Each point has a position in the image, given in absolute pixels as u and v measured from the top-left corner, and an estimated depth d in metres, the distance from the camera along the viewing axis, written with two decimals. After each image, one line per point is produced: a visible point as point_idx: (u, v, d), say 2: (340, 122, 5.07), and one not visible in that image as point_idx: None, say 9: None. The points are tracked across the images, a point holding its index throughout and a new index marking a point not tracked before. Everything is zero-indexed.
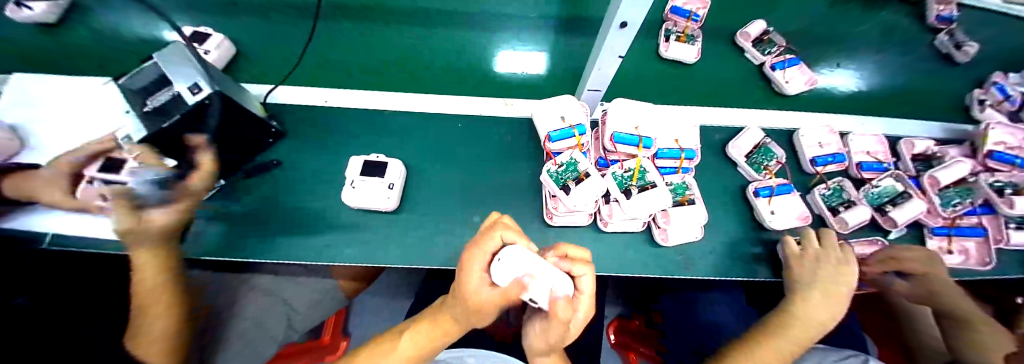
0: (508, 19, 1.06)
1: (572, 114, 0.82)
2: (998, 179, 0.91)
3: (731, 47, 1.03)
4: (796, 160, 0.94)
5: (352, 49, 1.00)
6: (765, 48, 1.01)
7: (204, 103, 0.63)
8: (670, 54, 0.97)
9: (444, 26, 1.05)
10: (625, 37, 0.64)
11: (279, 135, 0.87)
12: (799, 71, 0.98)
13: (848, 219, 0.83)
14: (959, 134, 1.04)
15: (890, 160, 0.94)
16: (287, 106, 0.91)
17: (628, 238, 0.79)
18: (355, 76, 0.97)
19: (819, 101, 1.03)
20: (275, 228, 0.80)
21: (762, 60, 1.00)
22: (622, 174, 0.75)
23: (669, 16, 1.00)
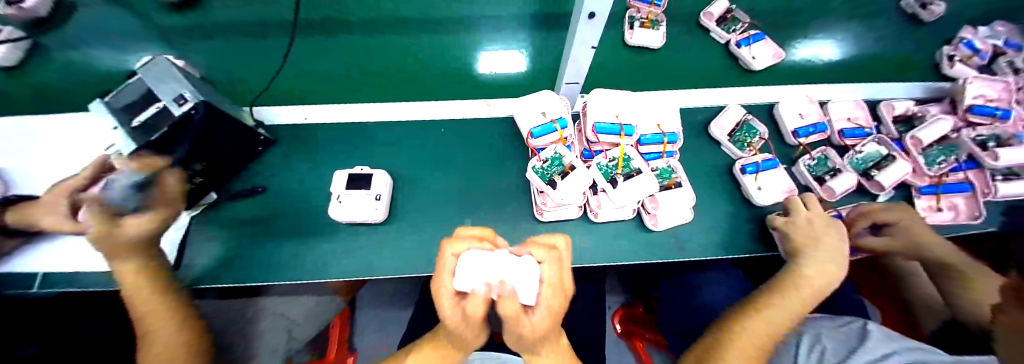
0: (489, 17, 1.01)
1: (552, 108, 0.82)
2: (981, 133, 0.92)
3: (696, 30, 0.99)
4: (779, 133, 0.95)
5: (352, 51, 0.99)
6: (729, 26, 0.97)
7: (192, 115, 0.64)
8: (634, 41, 0.94)
9: (430, 23, 1.00)
10: (595, 28, 0.64)
11: (268, 143, 0.87)
12: (765, 46, 0.95)
13: (835, 187, 0.84)
14: (940, 92, 1.06)
15: (872, 125, 0.95)
16: (281, 126, 0.91)
17: (619, 227, 0.79)
18: (355, 77, 0.97)
19: (798, 72, 1.05)
20: (264, 251, 0.79)
21: (728, 38, 0.96)
22: (607, 163, 0.75)
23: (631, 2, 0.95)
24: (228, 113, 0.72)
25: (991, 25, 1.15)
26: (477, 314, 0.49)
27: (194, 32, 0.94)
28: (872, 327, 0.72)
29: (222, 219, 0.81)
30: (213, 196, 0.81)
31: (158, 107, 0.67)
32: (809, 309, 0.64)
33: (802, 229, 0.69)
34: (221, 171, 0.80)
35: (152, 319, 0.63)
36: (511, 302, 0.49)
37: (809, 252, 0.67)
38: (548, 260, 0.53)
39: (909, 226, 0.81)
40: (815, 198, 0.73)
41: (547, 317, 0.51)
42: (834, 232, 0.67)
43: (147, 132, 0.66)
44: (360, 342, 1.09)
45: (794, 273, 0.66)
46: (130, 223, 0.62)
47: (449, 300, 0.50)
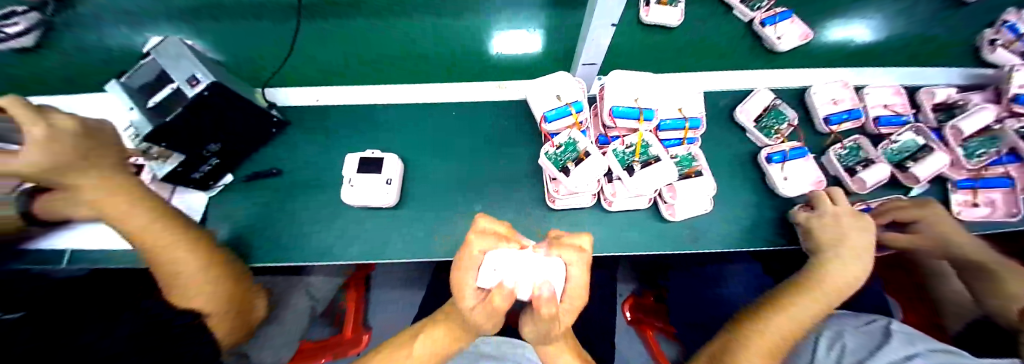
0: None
1: (567, 91, 0.79)
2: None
3: (717, 6, 0.91)
4: (809, 120, 0.89)
5: (350, 39, 0.95)
6: (754, 3, 0.88)
7: (203, 95, 0.63)
8: (650, 19, 0.86)
9: (439, 7, 0.96)
10: (617, 4, 0.60)
11: (282, 125, 0.87)
12: (793, 25, 0.86)
13: (867, 178, 0.79)
14: (986, 78, 0.98)
15: (909, 112, 0.90)
16: (294, 107, 0.90)
17: (634, 217, 0.77)
18: (354, 66, 0.94)
19: (827, 53, 0.98)
20: (278, 232, 0.80)
21: (751, 16, 0.88)
22: (624, 150, 0.72)
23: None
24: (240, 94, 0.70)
25: None
26: (501, 306, 0.49)
27: (202, 12, 0.91)
28: (897, 327, 0.69)
29: (239, 200, 0.82)
30: (230, 177, 0.83)
31: (172, 88, 0.66)
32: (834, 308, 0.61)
33: (830, 226, 0.65)
34: (233, 152, 0.80)
35: (173, 255, 0.60)
36: (546, 302, 0.46)
37: (836, 249, 0.63)
38: (578, 263, 0.50)
39: (942, 224, 0.76)
40: (843, 194, 0.67)
41: (568, 311, 0.51)
42: (864, 226, 0.63)
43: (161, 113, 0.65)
44: (376, 322, 1.11)
45: (818, 272, 0.63)
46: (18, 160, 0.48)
47: (473, 293, 0.51)
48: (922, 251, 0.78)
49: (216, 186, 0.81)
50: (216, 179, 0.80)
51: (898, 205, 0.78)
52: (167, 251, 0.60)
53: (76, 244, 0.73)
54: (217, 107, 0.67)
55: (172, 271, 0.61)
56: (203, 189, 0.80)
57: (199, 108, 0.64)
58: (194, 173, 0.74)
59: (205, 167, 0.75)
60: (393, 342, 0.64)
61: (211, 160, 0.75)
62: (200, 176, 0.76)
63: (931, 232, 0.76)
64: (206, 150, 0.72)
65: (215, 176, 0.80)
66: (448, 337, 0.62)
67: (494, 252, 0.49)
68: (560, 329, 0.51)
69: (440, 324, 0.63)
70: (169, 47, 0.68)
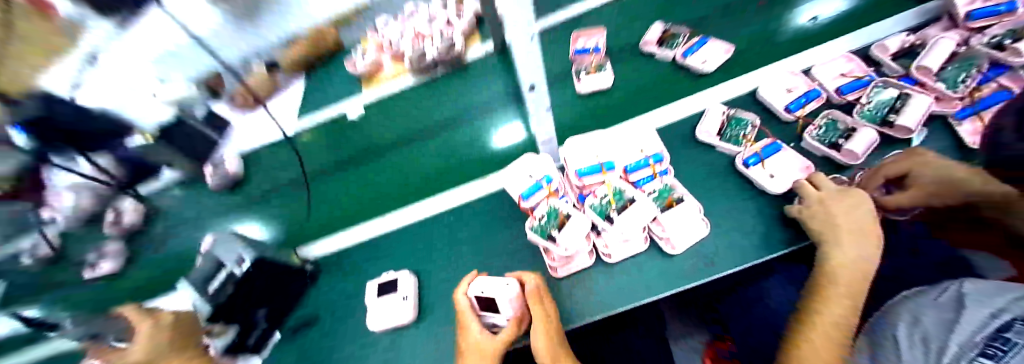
0: (481, 96, 1.12)
1: (536, 168, 0.87)
2: (992, 36, 0.90)
3: (641, 57, 1.03)
4: (771, 114, 0.92)
5: (354, 190, 1.12)
6: (671, 43, 0.99)
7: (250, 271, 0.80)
8: (584, 88, 0.97)
9: (436, 121, 1.14)
10: (541, 96, 0.75)
11: (314, 275, 1.02)
12: (711, 48, 0.97)
13: (856, 148, 0.78)
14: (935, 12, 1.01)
15: (869, 73, 0.92)
16: (320, 255, 1.04)
17: (639, 260, 0.75)
18: (352, 207, 1.09)
19: (775, 49, 1.01)
20: None
21: (671, 54, 0.98)
22: (600, 202, 0.77)
23: (573, 58, 1.00)
24: (276, 259, 0.89)
25: None
26: (465, 306, 0.72)
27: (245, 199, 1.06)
28: (969, 288, 0.64)
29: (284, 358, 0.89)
30: (277, 335, 0.92)
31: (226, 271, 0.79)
32: (862, 287, 0.61)
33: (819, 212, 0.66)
34: (279, 312, 0.92)
35: None
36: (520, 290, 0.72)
37: (839, 230, 0.63)
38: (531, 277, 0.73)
39: (927, 164, 0.70)
40: (824, 178, 0.71)
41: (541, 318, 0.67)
42: (854, 200, 0.65)
43: (218, 292, 0.77)
44: None
45: (829, 259, 0.63)
46: (132, 352, 0.58)
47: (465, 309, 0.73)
48: (931, 204, 0.71)
49: (267, 347, 0.89)
50: (265, 341, 0.89)
51: (888, 161, 0.73)
52: None
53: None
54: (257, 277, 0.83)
55: None
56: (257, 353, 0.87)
57: (249, 278, 0.80)
58: (248, 341, 0.84)
59: (255, 333, 0.86)
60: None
61: (260, 325, 0.87)
62: (252, 342, 0.85)
63: (928, 178, 0.69)
64: (256, 316, 0.86)
65: (266, 337, 0.89)
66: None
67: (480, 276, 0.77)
68: (550, 323, 0.68)
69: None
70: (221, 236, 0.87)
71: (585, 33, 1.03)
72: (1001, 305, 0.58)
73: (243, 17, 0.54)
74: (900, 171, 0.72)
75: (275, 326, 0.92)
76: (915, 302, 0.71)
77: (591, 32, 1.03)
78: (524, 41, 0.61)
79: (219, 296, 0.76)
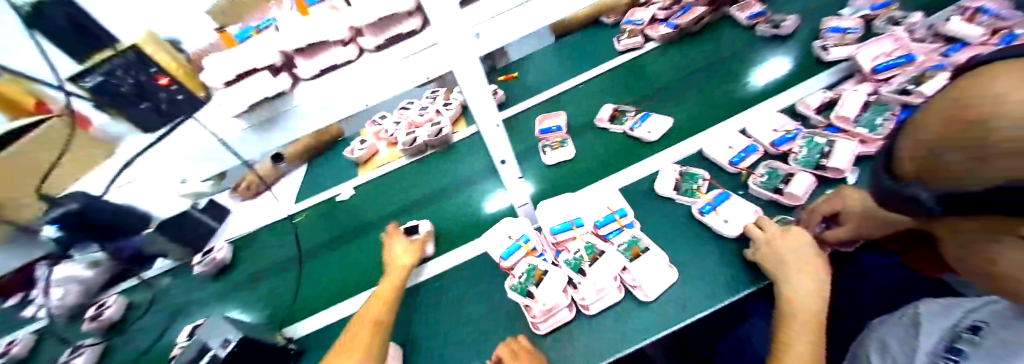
0: (472, 171, 1.33)
1: (514, 230, 0.95)
2: (898, 84, 1.08)
3: (598, 131, 1.28)
4: (718, 167, 1.04)
5: (333, 278, 1.19)
6: (620, 120, 1.27)
7: (233, 351, 0.81)
8: (549, 158, 1.20)
9: (423, 198, 1.30)
10: (511, 168, 0.90)
11: (298, 353, 1.00)
12: (652, 122, 1.20)
13: (795, 191, 0.89)
14: (847, 70, 1.22)
15: (797, 126, 1.08)
16: (308, 332, 1.06)
17: (619, 309, 0.79)
18: (333, 285, 1.17)
19: (713, 115, 1.21)
20: None
21: (622, 128, 1.23)
22: (574, 257, 0.83)
23: (540, 137, 1.29)
24: (258, 339, 0.90)
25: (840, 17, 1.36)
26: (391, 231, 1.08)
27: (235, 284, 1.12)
28: (926, 317, 0.69)
29: None
30: None
31: (209, 354, 0.79)
32: (823, 320, 0.65)
33: (770, 255, 0.73)
34: None
35: None
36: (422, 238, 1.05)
37: (787, 268, 0.70)
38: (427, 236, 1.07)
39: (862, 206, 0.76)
40: (766, 220, 0.80)
41: None
42: (796, 240, 0.74)
43: None
44: None
45: (787, 296, 0.69)
46: None
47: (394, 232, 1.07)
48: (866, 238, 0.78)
49: None
50: None
51: (822, 200, 0.83)
52: None
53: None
54: (239, 359, 0.83)
55: None
56: None
57: (232, 359, 0.81)
58: None
59: None
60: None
61: None
62: None
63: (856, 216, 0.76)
64: None
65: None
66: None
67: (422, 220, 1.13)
68: None
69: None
70: (211, 324, 0.88)
71: (549, 116, 1.35)
72: (953, 322, 0.63)
73: (263, 126, 0.63)
74: (831, 210, 0.81)
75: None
76: (888, 333, 0.74)
77: (555, 115, 1.35)
78: (491, 126, 0.77)
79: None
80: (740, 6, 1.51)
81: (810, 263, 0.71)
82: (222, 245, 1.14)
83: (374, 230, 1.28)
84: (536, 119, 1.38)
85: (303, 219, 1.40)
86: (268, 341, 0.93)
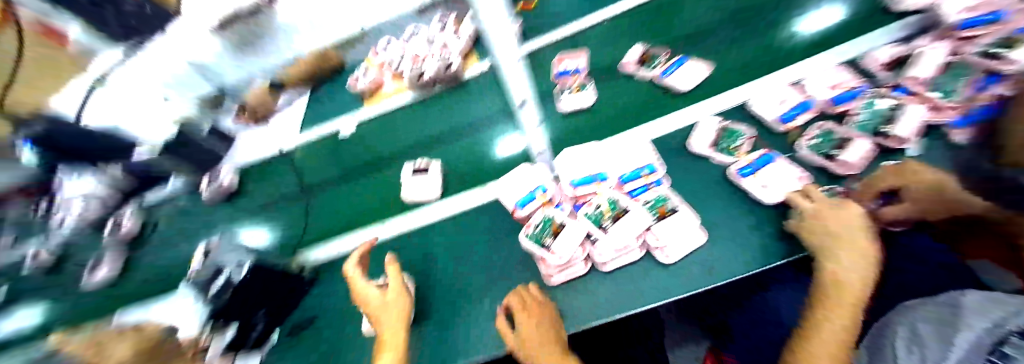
0: (477, 110, 1.25)
1: (530, 179, 0.88)
2: (985, 45, 0.89)
3: (622, 77, 1.17)
4: (763, 126, 0.92)
5: (342, 212, 1.16)
6: (651, 63, 1.13)
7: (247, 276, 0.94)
8: (565, 105, 1.10)
9: (431, 138, 1.24)
10: None
11: (312, 282, 1.01)
12: (685, 69, 1.07)
13: (850, 159, 0.78)
14: (930, 21, 0.99)
15: (861, 84, 0.93)
16: (319, 259, 1.06)
17: (637, 268, 0.73)
18: (343, 216, 1.15)
19: (760, 63, 1.05)
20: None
21: (650, 75, 1.10)
22: (595, 211, 0.78)
23: (558, 80, 1.18)
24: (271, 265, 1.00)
25: None
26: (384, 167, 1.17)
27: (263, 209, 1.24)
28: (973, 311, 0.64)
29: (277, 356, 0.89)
30: (274, 339, 0.90)
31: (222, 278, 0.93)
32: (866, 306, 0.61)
33: (815, 228, 0.68)
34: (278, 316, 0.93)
35: None
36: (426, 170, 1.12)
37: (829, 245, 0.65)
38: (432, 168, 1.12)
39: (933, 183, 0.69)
40: (818, 192, 0.73)
41: (530, 320, 0.71)
42: (847, 215, 0.67)
43: (218, 294, 0.91)
44: None
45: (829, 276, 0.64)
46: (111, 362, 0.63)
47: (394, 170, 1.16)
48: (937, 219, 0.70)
49: (264, 347, 0.87)
50: (261, 344, 0.87)
51: (878, 177, 0.75)
52: None
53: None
54: (255, 283, 0.95)
55: None
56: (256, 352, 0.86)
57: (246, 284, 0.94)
58: (246, 339, 0.86)
59: (254, 333, 0.88)
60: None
61: (258, 327, 0.89)
62: (255, 338, 0.88)
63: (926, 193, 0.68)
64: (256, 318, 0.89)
65: (264, 335, 0.89)
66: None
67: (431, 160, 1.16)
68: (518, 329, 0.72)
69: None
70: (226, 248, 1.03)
71: (569, 56, 1.24)
72: (1001, 322, 0.58)
73: None
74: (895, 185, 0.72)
75: (276, 324, 0.92)
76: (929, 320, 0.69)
77: (575, 55, 1.23)
78: None
79: (220, 299, 0.90)
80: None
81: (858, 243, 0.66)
82: (230, 172, 1.32)
83: (383, 169, 1.23)
84: (554, 59, 1.26)
85: (303, 156, 1.34)
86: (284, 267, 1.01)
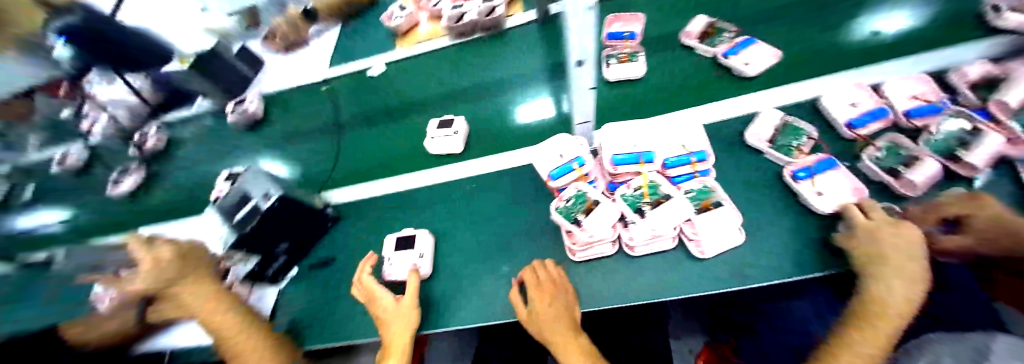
0: (514, 68, 1.20)
1: (568, 149, 0.83)
2: None
3: (679, 50, 1.09)
4: (829, 127, 0.84)
5: (374, 153, 1.17)
6: (712, 41, 1.05)
7: (274, 206, 0.90)
8: (612, 75, 1.04)
9: (465, 91, 1.22)
10: (588, 72, 0.66)
11: (335, 219, 1.06)
12: (753, 52, 0.98)
13: (915, 178, 0.68)
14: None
15: (943, 98, 0.78)
16: (341, 203, 1.09)
17: (665, 257, 0.73)
18: (375, 155, 1.17)
19: (836, 57, 0.95)
20: (339, 309, 0.90)
21: (713, 52, 1.03)
22: (633, 193, 0.74)
23: (608, 44, 1.12)
24: (296, 201, 0.96)
25: None
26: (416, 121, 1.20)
27: (297, 138, 1.28)
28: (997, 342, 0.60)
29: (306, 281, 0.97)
30: (294, 271, 0.99)
31: (250, 204, 0.87)
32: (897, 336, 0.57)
33: (866, 244, 0.61)
34: (299, 249, 1.00)
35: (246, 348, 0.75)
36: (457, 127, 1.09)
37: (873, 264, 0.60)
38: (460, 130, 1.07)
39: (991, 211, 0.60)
40: (876, 207, 0.66)
41: (539, 292, 0.73)
42: (907, 235, 0.60)
43: (243, 222, 0.86)
44: None
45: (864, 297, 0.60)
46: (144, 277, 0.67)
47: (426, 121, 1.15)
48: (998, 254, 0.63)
49: (281, 280, 0.97)
50: (282, 275, 0.96)
51: (947, 201, 0.65)
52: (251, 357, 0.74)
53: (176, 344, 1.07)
54: (280, 216, 0.91)
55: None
56: (274, 284, 0.96)
57: (271, 215, 0.89)
58: (268, 270, 0.93)
59: (276, 264, 0.94)
60: (389, 347, 0.72)
61: (280, 258, 0.95)
62: (272, 273, 0.94)
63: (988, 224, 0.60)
64: (278, 249, 0.94)
65: (283, 270, 0.97)
66: (398, 340, 0.72)
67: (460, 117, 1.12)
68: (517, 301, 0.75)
69: (394, 354, 0.72)
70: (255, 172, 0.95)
71: (623, 19, 1.16)
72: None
73: None
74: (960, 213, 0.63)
75: (294, 262, 0.99)
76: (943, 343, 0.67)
77: (630, 18, 1.15)
78: (578, 11, 0.53)
79: (245, 228, 0.86)
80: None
81: (913, 264, 0.58)
82: (255, 100, 1.35)
83: (412, 115, 1.23)
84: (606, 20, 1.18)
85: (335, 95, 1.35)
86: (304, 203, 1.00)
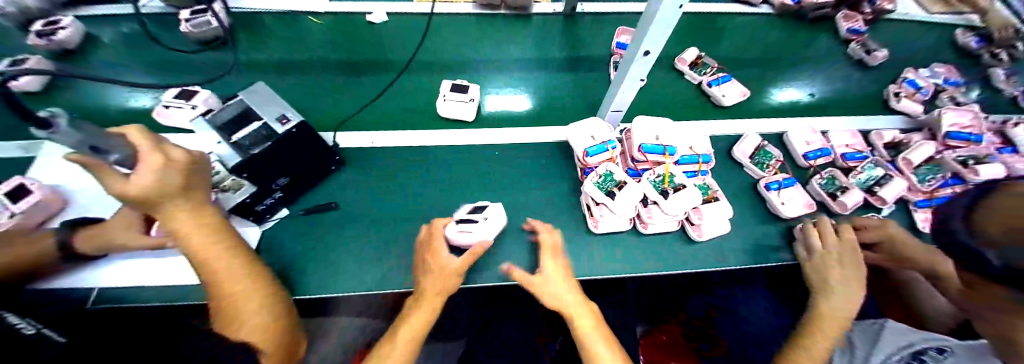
0: (531, 54, 1.28)
1: (599, 132, 0.91)
2: (960, 154, 0.98)
3: (673, 73, 1.25)
4: (790, 157, 1.07)
5: (385, 104, 1.12)
6: (700, 70, 1.22)
7: (292, 132, 0.78)
8: None
9: (479, 65, 1.25)
10: (646, 64, 0.76)
11: (340, 163, 0.95)
12: (732, 86, 1.17)
13: (847, 201, 0.92)
14: (915, 123, 1.18)
15: (867, 149, 1.04)
16: (348, 149, 1.01)
17: (670, 238, 0.87)
18: (384, 105, 1.12)
19: (795, 108, 1.21)
20: (342, 255, 0.84)
21: (699, 79, 1.21)
22: (655, 178, 0.85)
23: (614, 51, 1.27)
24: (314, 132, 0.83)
25: (932, 66, 1.31)
26: (430, 81, 1.20)
27: (289, 72, 1.18)
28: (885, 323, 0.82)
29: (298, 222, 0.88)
30: (284, 212, 0.87)
31: (258, 124, 0.78)
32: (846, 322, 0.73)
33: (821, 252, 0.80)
34: (297, 188, 0.87)
35: (234, 287, 0.63)
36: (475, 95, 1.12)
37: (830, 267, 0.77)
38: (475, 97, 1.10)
39: (898, 239, 0.85)
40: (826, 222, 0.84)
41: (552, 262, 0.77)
42: (845, 243, 0.79)
43: (246, 144, 0.77)
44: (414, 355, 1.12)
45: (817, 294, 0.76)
46: (140, 181, 0.55)
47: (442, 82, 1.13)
48: (896, 265, 0.86)
49: (269, 220, 0.85)
50: (271, 213, 0.85)
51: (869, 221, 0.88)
52: (241, 297, 0.63)
53: (106, 284, 0.82)
54: (300, 142, 0.81)
55: (236, 306, 0.63)
56: (256, 223, 0.83)
57: (288, 139, 0.78)
58: (259, 205, 0.81)
59: (269, 200, 0.81)
60: (422, 293, 0.73)
61: (276, 194, 0.82)
62: (262, 208, 0.82)
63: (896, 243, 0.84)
64: (275, 184, 0.80)
65: (273, 209, 0.85)
66: (433, 289, 0.73)
67: (474, 86, 1.13)
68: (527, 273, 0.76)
69: (423, 301, 0.72)
70: (257, 91, 0.82)
71: (629, 31, 1.29)
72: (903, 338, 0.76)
73: None
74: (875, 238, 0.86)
75: (285, 203, 0.87)
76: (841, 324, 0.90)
77: None
78: (671, 6, 0.62)
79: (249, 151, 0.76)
80: (848, 14, 1.40)
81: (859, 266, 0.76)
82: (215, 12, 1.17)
83: (423, 74, 1.21)
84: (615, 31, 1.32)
85: (332, 35, 1.27)
86: (323, 142, 0.86)
